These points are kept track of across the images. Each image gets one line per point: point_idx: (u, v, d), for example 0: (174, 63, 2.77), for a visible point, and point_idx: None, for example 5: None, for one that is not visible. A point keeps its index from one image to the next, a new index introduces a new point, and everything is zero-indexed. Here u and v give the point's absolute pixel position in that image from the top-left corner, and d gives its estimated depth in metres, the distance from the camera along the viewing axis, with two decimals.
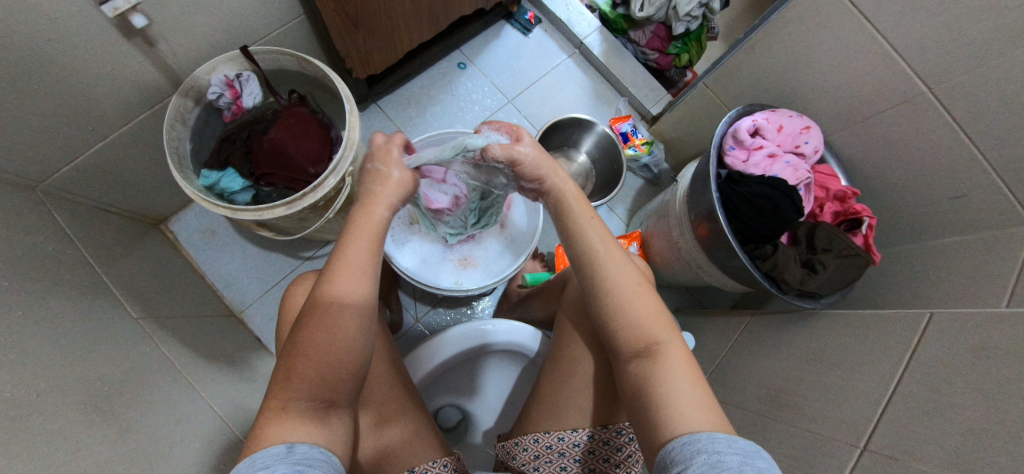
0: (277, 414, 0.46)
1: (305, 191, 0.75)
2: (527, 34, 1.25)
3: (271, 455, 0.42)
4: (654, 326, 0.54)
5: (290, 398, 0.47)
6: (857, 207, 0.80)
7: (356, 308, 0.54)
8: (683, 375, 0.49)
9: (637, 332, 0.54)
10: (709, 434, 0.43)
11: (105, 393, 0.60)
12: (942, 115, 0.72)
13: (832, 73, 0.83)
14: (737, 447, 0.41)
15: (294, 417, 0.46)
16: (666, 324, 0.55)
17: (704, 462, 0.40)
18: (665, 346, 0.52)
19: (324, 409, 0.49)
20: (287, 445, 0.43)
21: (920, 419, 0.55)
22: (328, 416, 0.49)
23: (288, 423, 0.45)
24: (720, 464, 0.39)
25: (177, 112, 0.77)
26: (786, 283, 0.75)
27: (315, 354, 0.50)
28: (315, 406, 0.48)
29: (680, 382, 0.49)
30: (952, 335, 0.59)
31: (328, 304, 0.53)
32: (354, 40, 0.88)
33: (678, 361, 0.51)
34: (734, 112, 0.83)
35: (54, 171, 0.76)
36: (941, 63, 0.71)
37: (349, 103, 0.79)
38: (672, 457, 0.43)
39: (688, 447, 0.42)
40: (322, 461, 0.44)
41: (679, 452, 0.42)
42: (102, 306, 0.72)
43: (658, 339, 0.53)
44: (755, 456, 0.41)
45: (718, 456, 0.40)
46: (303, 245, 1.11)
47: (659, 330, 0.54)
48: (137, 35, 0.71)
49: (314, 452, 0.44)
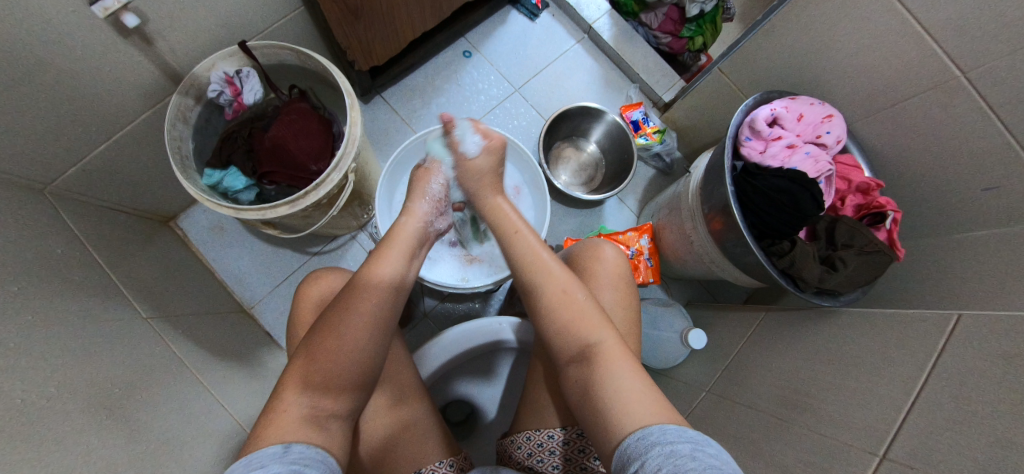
0: (280, 415, 0.47)
1: (308, 189, 0.74)
2: (534, 19, 1.21)
3: (267, 455, 0.42)
4: (588, 325, 0.55)
5: (293, 403, 0.48)
6: (881, 200, 0.76)
7: (378, 304, 0.56)
8: (621, 370, 0.51)
9: (571, 335, 0.56)
10: (661, 427, 0.44)
11: (118, 395, 0.61)
12: (977, 101, 0.68)
13: (856, 56, 0.78)
14: (687, 435, 0.43)
15: (296, 421, 0.47)
16: (599, 320, 0.56)
17: (658, 455, 0.41)
18: (601, 344, 0.54)
19: (326, 416, 0.50)
20: (282, 446, 0.43)
21: (944, 429, 0.53)
22: (328, 422, 0.49)
23: (286, 426, 0.46)
24: (674, 454, 0.41)
25: (178, 111, 0.76)
26: (804, 280, 0.72)
27: (326, 358, 0.51)
28: (316, 411, 0.49)
29: (619, 377, 0.50)
30: (981, 340, 0.56)
31: (347, 302, 0.54)
32: (353, 32, 0.86)
33: (614, 358, 0.53)
34: (751, 100, 0.79)
35: (61, 173, 0.76)
36: (976, 46, 0.66)
37: (349, 98, 0.77)
38: (628, 454, 0.44)
39: (642, 442, 0.44)
40: (318, 460, 0.44)
41: (634, 448, 0.44)
42: (113, 306, 0.73)
43: (591, 339, 0.55)
44: (704, 443, 0.42)
45: (669, 446, 0.42)
46: (310, 240, 1.10)
47: (591, 330, 0.55)
48: (134, 34, 0.70)
49: (311, 453, 0.44)
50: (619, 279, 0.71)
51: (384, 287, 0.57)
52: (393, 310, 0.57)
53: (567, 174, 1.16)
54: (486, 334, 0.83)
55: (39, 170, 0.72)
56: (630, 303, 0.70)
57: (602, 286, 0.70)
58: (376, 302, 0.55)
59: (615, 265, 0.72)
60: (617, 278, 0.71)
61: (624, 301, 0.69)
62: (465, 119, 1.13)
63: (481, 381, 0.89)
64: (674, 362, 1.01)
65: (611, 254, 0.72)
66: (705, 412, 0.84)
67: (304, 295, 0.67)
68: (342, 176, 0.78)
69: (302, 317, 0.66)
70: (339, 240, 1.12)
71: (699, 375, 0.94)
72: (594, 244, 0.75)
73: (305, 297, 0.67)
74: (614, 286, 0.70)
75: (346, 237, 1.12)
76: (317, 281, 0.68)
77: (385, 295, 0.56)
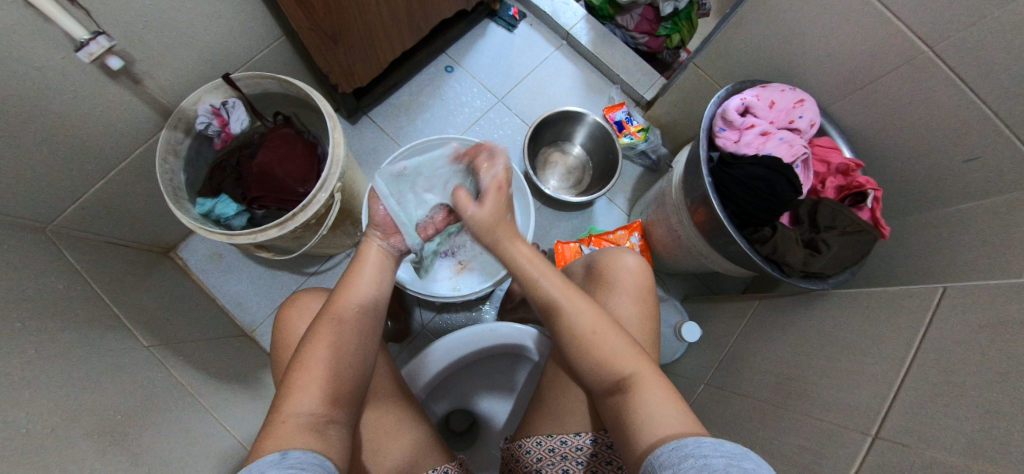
0: (279, 425, 0.47)
1: (295, 210, 0.76)
2: (512, 30, 1.23)
3: (264, 463, 0.41)
4: (619, 356, 0.55)
5: (292, 411, 0.48)
6: (860, 180, 0.76)
7: (348, 332, 0.56)
8: (656, 399, 0.51)
9: (604, 370, 0.56)
10: (696, 440, 0.44)
11: (119, 420, 0.63)
12: (948, 74, 0.68)
13: (824, 40, 0.79)
14: (724, 449, 0.41)
15: (295, 428, 0.47)
16: (631, 349, 0.56)
17: (690, 466, 0.41)
18: (634, 376, 0.54)
19: (325, 423, 0.50)
20: (280, 453, 0.43)
21: (934, 403, 0.52)
22: (327, 429, 0.49)
23: (286, 433, 0.46)
24: (707, 467, 0.40)
25: (168, 144, 0.79)
26: (789, 265, 0.72)
27: (315, 367, 0.52)
28: (314, 419, 0.49)
29: (653, 406, 0.50)
30: (967, 311, 0.55)
31: (328, 319, 0.56)
32: (334, 56, 0.89)
33: (649, 386, 0.52)
34: (723, 91, 0.80)
35: (61, 212, 0.79)
36: (939, 19, 0.66)
37: (331, 119, 0.80)
38: (660, 463, 0.44)
39: (678, 454, 0.43)
40: (315, 465, 0.44)
41: (668, 457, 0.43)
42: (116, 336, 0.75)
43: (625, 370, 0.54)
44: (742, 457, 0.40)
45: (704, 459, 0.41)
46: (307, 260, 1.13)
47: (625, 362, 0.55)
48: (122, 75, 0.74)
49: (307, 457, 0.44)
50: (642, 291, 0.71)
51: (358, 313, 0.58)
52: (370, 328, 0.59)
53: (555, 179, 1.17)
54: (493, 339, 0.84)
55: (39, 210, 0.75)
56: (652, 313, 0.70)
57: (624, 297, 0.70)
58: (353, 322, 0.57)
59: (638, 276, 0.72)
60: (642, 290, 0.71)
61: (646, 312, 0.70)
62: (451, 132, 1.16)
63: (494, 394, 0.90)
64: (673, 358, 1.00)
65: (631, 264, 0.73)
66: (704, 405, 0.83)
67: (287, 317, 0.69)
68: (329, 195, 0.80)
69: (290, 336, 0.67)
70: (335, 259, 1.14)
71: (698, 368, 0.93)
72: (614, 253, 0.75)
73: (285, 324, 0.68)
74: (636, 298, 0.70)
75: (342, 255, 1.14)
76: (295, 304, 0.70)
77: (355, 321, 0.57)
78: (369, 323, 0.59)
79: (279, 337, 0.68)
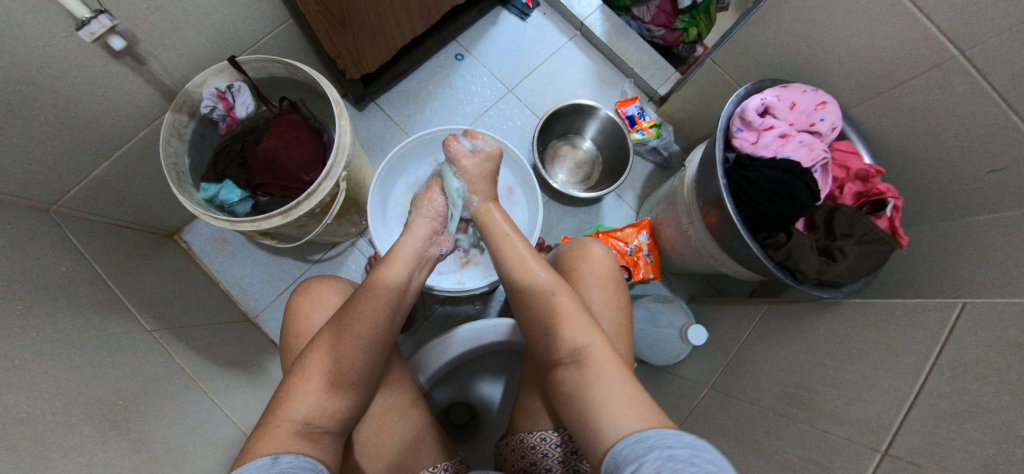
0: (273, 430, 0.49)
1: (299, 199, 0.75)
2: (525, 18, 1.20)
3: (255, 467, 0.43)
4: (576, 329, 0.56)
5: (287, 418, 0.50)
6: (880, 188, 0.74)
7: (382, 309, 0.59)
8: (610, 376, 0.51)
9: (560, 339, 0.56)
10: (658, 432, 0.43)
11: (120, 406, 0.62)
12: (978, 80, 0.65)
13: (849, 40, 0.76)
14: (685, 440, 0.41)
15: (288, 436, 0.49)
16: (586, 323, 0.56)
17: (654, 457, 0.40)
18: (589, 348, 0.54)
19: (320, 432, 0.52)
20: (272, 457, 0.45)
21: (948, 422, 0.51)
22: (319, 440, 0.51)
23: (279, 439, 0.48)
24: (671, 459, 0.39)
25: (172, 127, 0.78)
26: (802, 272, 0.70)
27: (318, 374, 0.54)
28: (307, 429, 0.51)
29: (607, 381, 0.50)
30: (986, 328, 0.54)
31: (348, 315, 0.57)
32: (342, 41, 0.87)
33: (603, 362, 0.52)
34: (742, 89, 0.77)
35: (65, 193, 0.79)
36: (972, 23, 0.63)
37: (338, 107, 0.78)
38: (622, 456, 0.43)
39: (641, 444, 0.42)
40: (307, 469, 0.46)
41: (629, 450, 0.43)
42: (118, 320, 0.75)
43: (580, 342, 0.54)
44: (703, 448, 0.40)
45: (668, 451, 0.40)
46: (311, 248, 1.12)
47: (580, 333, 0.55)
48: (126, 55, 0.72)
49: (298, 462, 0.46)
50: (606, 278, 0.70)
51: (396, 292, 0.61)
52: (387, 321, 0.59)
53: (564, 173, 1.15)
54: (496, 335, 0.84)
55: (42, 191, 0.74)
56: (619, 301, 0.69)
57: (587, 283, 0.69)
58: (377, 307, 0.59)
59: (602, 265, 0.71)
60: (605, 278, 0.69)
61: (613, 300, 0.68)
62: (459, 122, 1.14)
63: (496, 384, 0.89)
64: (677, 359, 0.99)
65: (599, 254, 0.72)
66: (707, 409, 0.83)
67: (298, 305, 0.68)
68: (334, 184, 0.79)
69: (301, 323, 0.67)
70: (339, 247, 1.13)
71: (701, 371, 0.92)
72: (583, 243, 0.74)
73: (296, 313, 0.68)
74: (601, 286, 0.68)
75: (346, 244, 1.13)
76: (308, 292, 0.69)
77: (393, 297, 0.61)
78: (399, 305, 0.62)
79: (290, 324, 0.68)
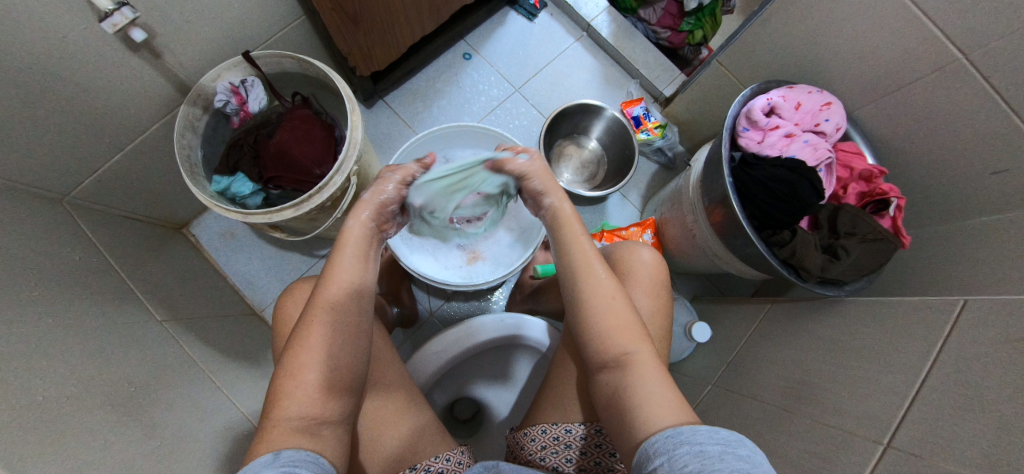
0: (272, 429, 0.48)
1: (310, 192, 0.76)
2: (532, 19, 1.22)
3: (261, 464, 0.44)
4: (627, 334, 0.55)
5: (283, 416, 0.49)
6: (883, 188, 0.75)
7: (336, 318, 0.54)
8: (657, 383, 0.51)
9: (607, 344, 0.56)
10: (692, 427, 0.45)
11: (132, 392, 0.63)
12: (980, 82, 0.66)
13: (854, 43, 0.78)
14: (719, 436, 0.42)
15: (289, 431, 0.48)
16: (640, 330, 0.56)
17: (686, 453, 0.42)
18: (638, 355, 0.54)
19: (318, 424, 0.51)
20: (273, 454, 0.46)
21: (948, 416, 0.52)
22: (320, 431, 0.50)
23: (280, 438, 0.48)
24: (702, 454, 0.41)
25: (187, 120, 0.79)
26: (807, 270, 0.71)
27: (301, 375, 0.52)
28: (307, 422, 0.50)
29: (652, 389, 0.51)
30: (987, 325, 0.55)
31: (308, 328, 0.53)
32: (354, 37, 0.88)
33: (650, 368, 0.53)
34: (748, 90, 0.78)
35: (78, 184, 0.79)
36: (974, 26, 0.65)
37: (350, 102, 0.79)
38: (654, 448, 0.45)
39: (672, 439, 0.44)
40: (309, 461, 0.46)
41: (661, 444, 0.45)
42: (129, 310, 0.76)
43: (629, 348, 0.55)
44: (736, 445, 0.42)
45: (699, 446, 0.42)
46: (318, 243, 1.13)
47: (629, 340, 0.55)
48: (143, 48, 0.73)
49: (301, 455, 0.46)
50: (658, 285, 0.71)
51: (350, 293, 0.56)
52: (360, 311, 0.57)
53: (569, 172, 1.16)
54: (501, 330, 0.85)
55: (56, 182, 0.75)
56: (664, 310, 0.70)
57: (640, 288, 0.70)
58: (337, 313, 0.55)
59: (653, 270, 0.72)
60: (658, 284, 0.71)
61: (659, 308, 0.69)
62: (466, 120, 1.15)
63: (495, 381, 0.90)
64: (680, 357, 1.01)
65: (649, 258, 0.73)
66: (710, 406, 0.83)
67: (284, 308, 0.69)
68: (345, 179, 0.79)
69: (287, 325, 0.67)
70: None
71: (705, 368, 0.93)
72: (630, 246, 0.75)
73: (284, 316, 0.68)
74: (649, 291, 0.70)
75: None
76: (291, 296, 0.70)
77: (339, 307, 0.55)
78: (357, 310, 0.56)
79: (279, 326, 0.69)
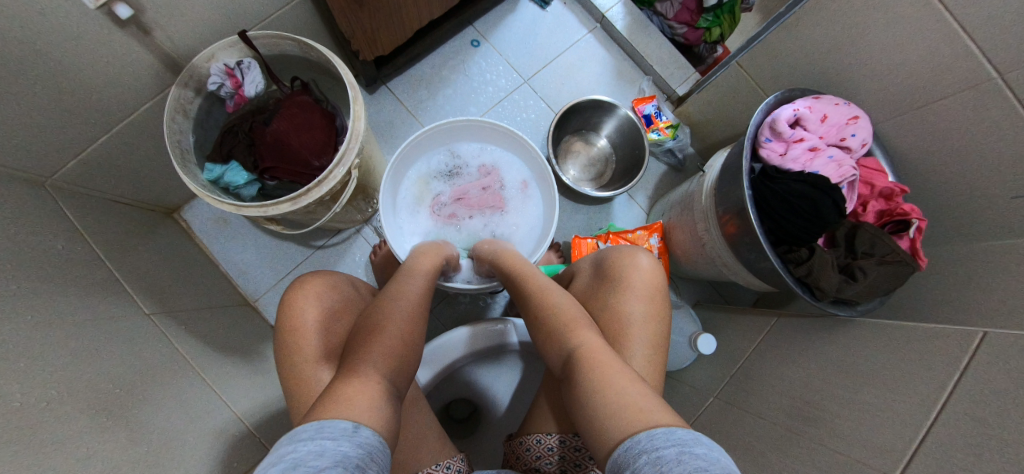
0: (358, 384, 0.50)
1: (309, 187, 0.72)
2: (545, 7, 1.16)
3: (330, 434, 0.42)
4: (576, 334, 0.58)
5: (371, 378, 0.51)
6: (905, 208, 0.72)
7: (402, 304, 0.63)
8: (606, 375, 0.51)
9: (562, 349, 0.59)
10: (648, 432, 0.43)
11: (119, 394, 0.60)
12: (1014, 104, 0.64)
13: (884, 54, 0.74)
14: (674, 438, 0.41)
15: (372, 395, 0.49)
16: (575, 328, 0.59)
17: (645, 463, 0.40)
18: (583, 347, 0.56)
19: (395, 396, 0.52)
20: (352, 426, 0.44)
21: (965, 453, 0.50)
22: (396, 400, 0.52)
23: (367, 397, 0.48)
24: (659, 461, 0.39)
25: (177, 103, 0.74)
26: (821, 290, 0.69)
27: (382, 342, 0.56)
28: (389, 388, 0.52)
29: (599, 383, 0.50)
30: (1009, 360, 0.53)
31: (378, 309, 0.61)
32: (358, 20, 0.82)
33: (596, 361, 0.53)
34: (773, 98, 0.75)
35: (62, 165, 0.75)
36: (1015, 46, 0.62)
37: (353, 90, 0.74)
38: (618, 464, 0.42)
39: (630, 451, 0.42)
40: (378, 446, 0.44)
41: (623, 457, 0.42)
42: (115, 302, 0.72)
43: (571, 347, 0.57)
44: (693, 444, 0.40)
45: (656, 452, 0.40)
46: (314, 233, 1.09)
47: (578, 337, 0.58)
48: (131, 24, 0.68)
49: (376, 440, 0.45)
50: (653, 290, 0.69)
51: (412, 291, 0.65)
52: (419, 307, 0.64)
53: (576, 169, 1.13)
54: (498, 335, 0.83)
55: (38, 163, 0.71)
56: (663, 314, 0.68)
57: (633, 294, 0.68)
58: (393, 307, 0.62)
59: (649, 275, 0.70)
60: (653, 289, 0.69)
61: (655, 312, 0.67)
62: (472, 111, 1.10)
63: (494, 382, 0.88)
64: (681, 366, 0.99)
65: (645, 262, 0.70)
66: (713, 419, 0.82)
67: (291, 301, 0.65)
68: (346, 171, 0.76)
69: (296, 319, 0.64)
70: (343, 234, 1.10)
71: (707, 379, 0.92)
72: (628, 250, 0.73)
73: (289, 312, 0.64)
74: (646, 296, 0.68)
75: (351, 231, 1.10)
76: (302, 289, 0.66)
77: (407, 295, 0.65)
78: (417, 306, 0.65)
79: (283, 323, 0.64)
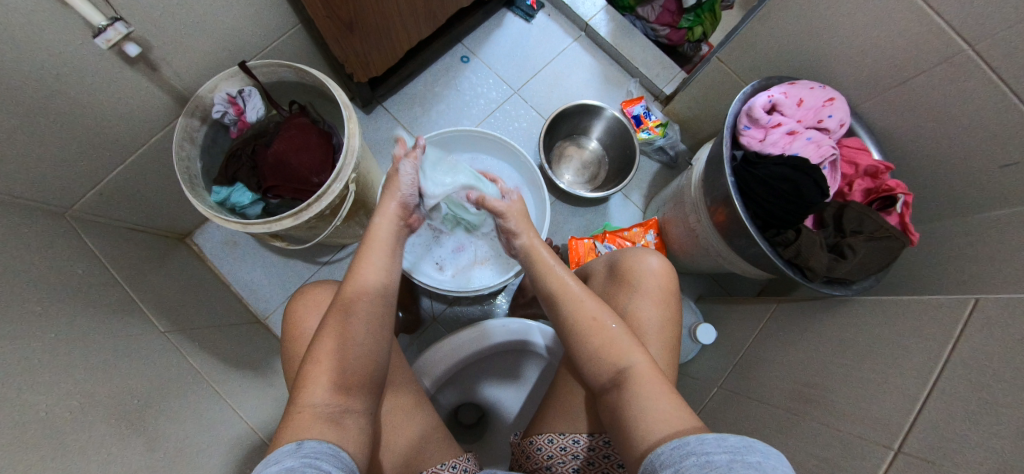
0: (297, 415, 0.48)
1: (310, 201, 0.75)
2: (530, 20, 1.21)
3: (282, 452, 0.43)
4: (620, 350, 0.56)
5: (308, 402, 0.49)
6: (890, 184, 0.74)
7: (367, 309, 0.56)
8: (656, 395, 0.51)
9: (603, 361, 0.56)
10: (699, 436, 0.43)
11: (136, 405, 0.63)
12: (987, 73, 0.65)
13: (857, 35, 0.76)
14: (727, 444, 0.40)
15: (312, 417, 0.48)
16: (628, 343, 0.56)
17: (693, 463, 0.40)
18: (634, 368, 0.54)
19: (341, 413, 0.50)
20: (296, 443, 0.44)
21: (961, 419, 0.50)
22: (342, 419, 0.50)
23: (303, 423, 0.47)
24: (709, 465, 0.39)
25: (184, 132, 0.79)
26: (812, 270, 0.70)
27: (329, 360, 0.52)
28: (330, 410, 0.49)
29: (650, 400, 0.50)
30: (1000, 324, 0.53)
31: (339, 314, 0.55)
32: (350, 44, 0.87)
33: (648, 382, 0.52)
34: (749, 87, 0.78)
35: (81, 196, 0.80)
36: (981, 17, 0.63)
37: (347, 109, 0.78)
38: (661, 461, 0.43)
39: (678, 450, 0.43)
40: (331, 455, 0.44)
41: (668, 455, 0.43)
42: (133, 321, 0.76)
43: (624, 363, 0.55)
44: (745, 452, 0.40)
45: (706, 456, 0.40)
46: (320, 250, 1.13)
47: (622, 354, 0.55)
48: (139, 61, 0.74)
49: (322, 447, 0.45)
50: (666, 294, 0.69)
51: (371, 291, 0.57)
52: (384, 310, 0.58)
53: (570, 173, 1.15)
54: (502, 336, 0.84)
55: (58, 195, 0.76)
56: (673, 318, 0.68)
57: (646, 298, 0.68)
58: (362, 303, 0.56)
59: (662, 278, 0.70)
60: (667, 292, 0.70)
61: (667, 315, 0.68)
62: (465, 124, 1.15)
63: (502, 383, 0.89)
64: (686, 358, 1.00)
65: (655, 264, 0.71)
66: (718, 409, 0.82)
67: (295, 310, 0.68)
68: (344, 186, 0.79)
69: (297, 331, 0.67)
70: (348, 249, 1.14)
71: (711, 370, 0.92)
72: (640, 253, 0.73)
73: (296, 320, 0.67)
74: (658, 301, 0.68)
75: (354, 246, 1.14)
76: (303, 298, 0.69)
77: (372, 291, 0.57)
78: (383, 303, 0.58)
79: (289, 330, 0.67)
